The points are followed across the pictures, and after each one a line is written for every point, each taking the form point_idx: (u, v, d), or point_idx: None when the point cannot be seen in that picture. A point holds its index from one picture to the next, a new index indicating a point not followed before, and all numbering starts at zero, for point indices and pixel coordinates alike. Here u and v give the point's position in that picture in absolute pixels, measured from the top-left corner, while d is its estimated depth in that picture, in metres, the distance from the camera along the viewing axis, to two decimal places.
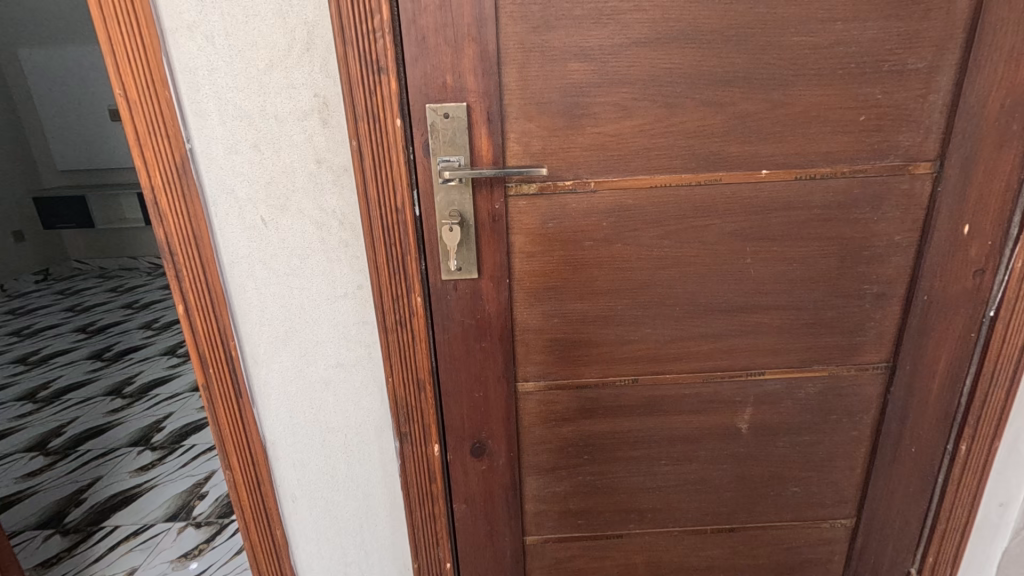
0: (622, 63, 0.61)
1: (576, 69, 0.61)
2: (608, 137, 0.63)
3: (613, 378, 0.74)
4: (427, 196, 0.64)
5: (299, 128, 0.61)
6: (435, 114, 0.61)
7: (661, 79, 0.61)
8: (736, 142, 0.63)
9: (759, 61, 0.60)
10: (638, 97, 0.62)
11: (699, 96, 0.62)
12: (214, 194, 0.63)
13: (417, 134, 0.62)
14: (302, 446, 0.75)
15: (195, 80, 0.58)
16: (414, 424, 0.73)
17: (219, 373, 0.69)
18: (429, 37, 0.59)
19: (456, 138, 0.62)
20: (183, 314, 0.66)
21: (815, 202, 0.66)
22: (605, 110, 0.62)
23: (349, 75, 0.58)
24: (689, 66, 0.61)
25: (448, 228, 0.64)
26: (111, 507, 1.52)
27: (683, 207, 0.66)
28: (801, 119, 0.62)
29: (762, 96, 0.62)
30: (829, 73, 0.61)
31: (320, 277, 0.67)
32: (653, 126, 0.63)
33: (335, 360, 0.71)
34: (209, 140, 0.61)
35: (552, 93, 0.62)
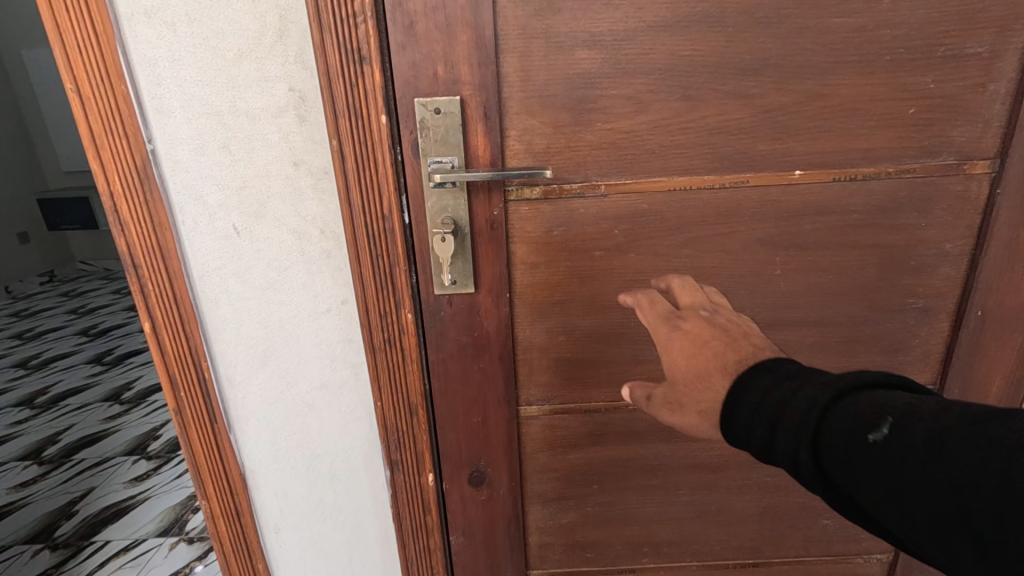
0: (636, 50, 0.54)
1: (584, 57, 0.54)
2: (620, 134, 0.56)
3: (626, 401, 0.67)
4: (418, 201, 0.58)
5: (274, 126, 0.54)
6: (424, 109, 0.55)
7: (681, 68, 0.54)
8: (765, 139, 0.56)
9: (793, 45, 0.53)
10: (654, 88, 0.55)
11: (724, 87, 0.54)
12: (181, 201, 0.56)
13: (406, 132, 0.55)
14: (285, 476, 0.69)
15: (156, 73, 0.52)
16: (406, 450, 0.67)
17: (192, 396, 0.63)
18: (417, 22, 0.53)
19: (449, 136, 0.55)
20: (150, 332, 0.60)
21: (855, 206, 0.58)
22: (616, 104, 0.55)
23: (327, 66, 0.52)
24: (713, 52, 0.53)
25: (438, 237, 0.57)
26: (102, 521, 1.48)
27: (705, 212, 0.58)
28: (840, 112, 0.55)
29: (796, 86, 0.54)
30: (873, 59, 0.53)
31: (301, 291, 0.61)
32: (671, 121, 0.56)
33: (319, 382, 0.65)
34: (173, 140, 0.54)
35: (557, 84, 0.55)
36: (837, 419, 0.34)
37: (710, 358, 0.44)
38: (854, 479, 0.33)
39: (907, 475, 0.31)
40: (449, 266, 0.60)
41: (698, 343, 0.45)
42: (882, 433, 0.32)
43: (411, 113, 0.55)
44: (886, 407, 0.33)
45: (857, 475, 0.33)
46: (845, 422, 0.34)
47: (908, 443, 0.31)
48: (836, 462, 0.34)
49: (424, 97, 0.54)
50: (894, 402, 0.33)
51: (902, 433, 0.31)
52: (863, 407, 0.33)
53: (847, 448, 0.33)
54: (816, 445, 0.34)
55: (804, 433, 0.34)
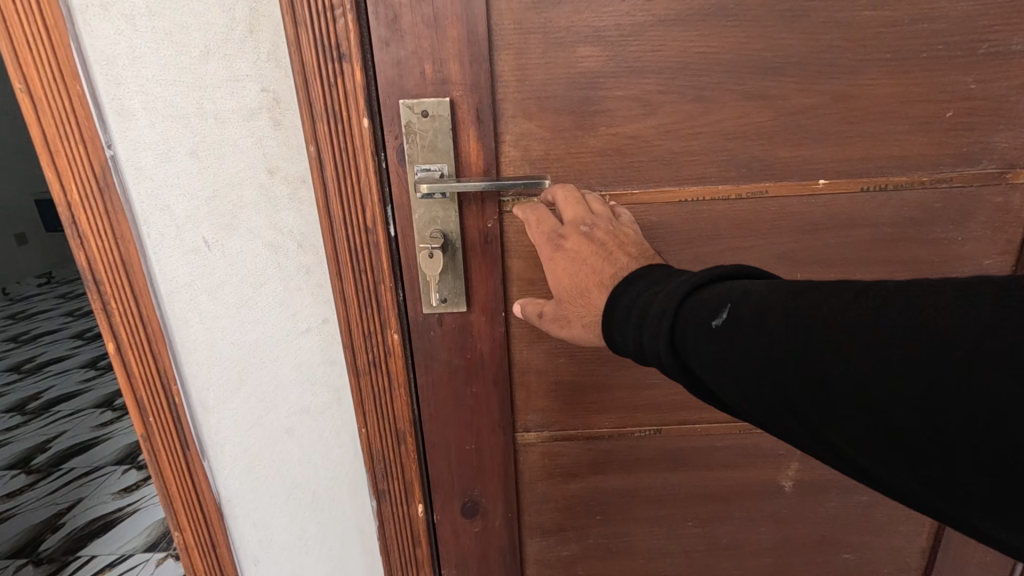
0: (644, 47, 0.48)
1: (587, 55, 0.49)
2: (627, 139, 0.51)
3: (631, 427, 0.62)
4: (404, 213, 0.53)
5: (245, 130, 0.50)
6: (410, 112, 0.50)
7: (694, 66, 0.49)
8: (787, 146, 0.51)
9: (818, 42, 0.48)
10: (664, 89, 0.50)
11: (741, 88, 0.49)
12: (146, 212, 0.51)
13: (391, 136, 0.51)
14: (264, 506, 0.64)
15: (115, 72, 0.47)
16: (393, 480, 0.62)
17: (161, 423, 0.58)
18: (401, 15, 0.48)
19: (438, 142, 0.50)
20: (114, 354, 0.55)
21: (885, 219, 0.53)
22: (622, 106, 0.50)
23: (302, 63, 0.46)
24: (729, 48, 0.48)
25: (426, 254, 0.52)
26: (89, 534, 1.43)
27: (720, 225, 0.53)
28: (870, 115, 0.50)
29: (821, 87, 0.49)
30: (907, 57, 0.48)
31: (278, 309, 0.56)
32: (683, 125, 0.50)
33: (299, 406, 0.60)
34: (135, 146, 0.49)
35: (557, 84, 0.50)
36: (690, 314, 0.34)
37: (587, 274, 0.43)
38: (712, 368, 0.33)
39: (749, 355, 0.32)
40: (439, 282, 0.55)
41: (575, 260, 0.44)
42: (725, 317, 0.33)
43: (395, 116, 0.50)
44: (726, 294, 0.34)
45: (712, 364, 0.33)
46: (692, 314, 0.34)
47: (743, 321, 0.32)
48: (692, 355, 0.34)
49: (411, 98, 0.50)
50: (733, 289, 0.34)
51: (738, 315, 0.32)
52: (705, 297, 0.35)
53: (699, 340, 0.34)
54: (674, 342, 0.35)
55: (662, 329, 0.35)
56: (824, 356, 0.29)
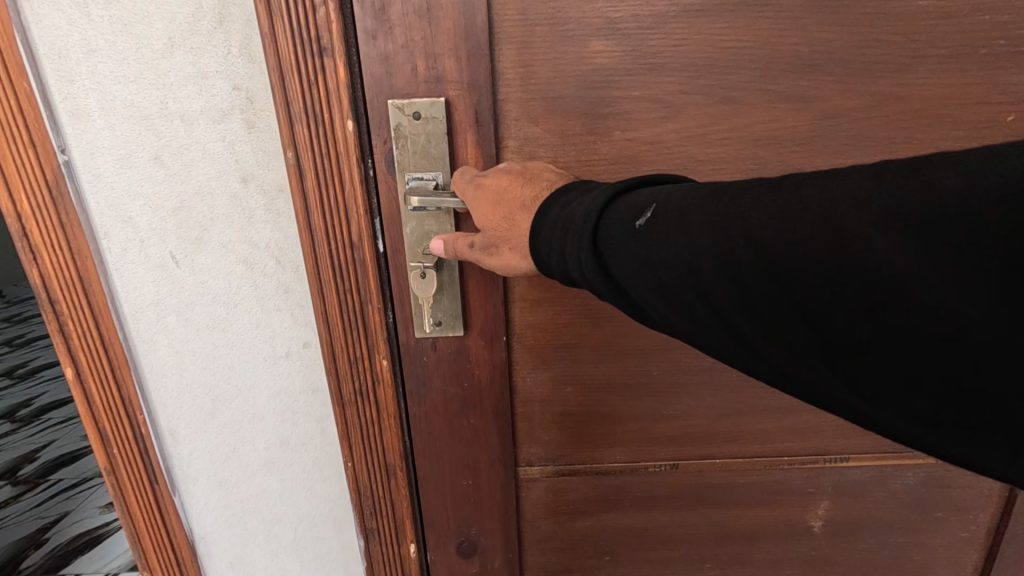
0: (664, 41, 0.43)
1: (599, 50, 0.43)
2: (644, 145, 0.46)
3: (644, 463, 0.57)
4: (394, 227, 0.47)
5: (214, 134, 0.44)
6: (400, 114, 0.44)
7: (722, 64, 0.43)
8: (824, 155, 0.45)
9: (862, 36, 0.42)
10: (687, 88, 0.44)
11: (775, 88, 0.44)
12: (106, 224, 0.46)
13: (378, 141, 0.45)
14: (241, 544, 0.58)
15: (68, 67, 0.41)
16: (383, 518, 0.56)
17: (127, 455, 0.52)
18: (389, 3, 0.42)
19: (432, 148, 0.45)
20: (72, 380, 0.49)
21: None
22: (639, 108, 0.45)
23: (277, 58, 0.41)
24: (763, 42, 0.43)
25: (418, 274, 0.47)
26: (74, 551, 1.39)
27: None
28: (919, 119, 0.44)
29: (865, 86, 0.44)
30: (964, 54, 0.43)
31: (254, 331, 0.51)
32: (708, 130, 0.45)
33: (277, 436, 0.55)
34: (93, 150, 0.44)
35: (565, 83, 0.44)
36: (614, 218, 0.34)
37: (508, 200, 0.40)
38: (637, 272, 0.32)
39: (672, 252, 0.31)
40: (432, 305, 0.49)
41: (496, 189, 0.41)
42: (648, 216, 0.32)
43: (383, 118, 0.45)
44: (649, 202, 0.33)
45: (637, 271, 0.32)
46: (616, 221, 0.33)
47: (663, 220, 0.32)
48: (616, 261, 0.33)
49: (402, 98, 0.44)
50: (654, 194, 0.34)
51: (660, 214, 0.32)
52: (628, 205, 0.34)
53: (626, 247, 0.32)
54: (598, 249, 0.33)
55: (586, 234, 0.34)
56: (736, 246, 0.29)
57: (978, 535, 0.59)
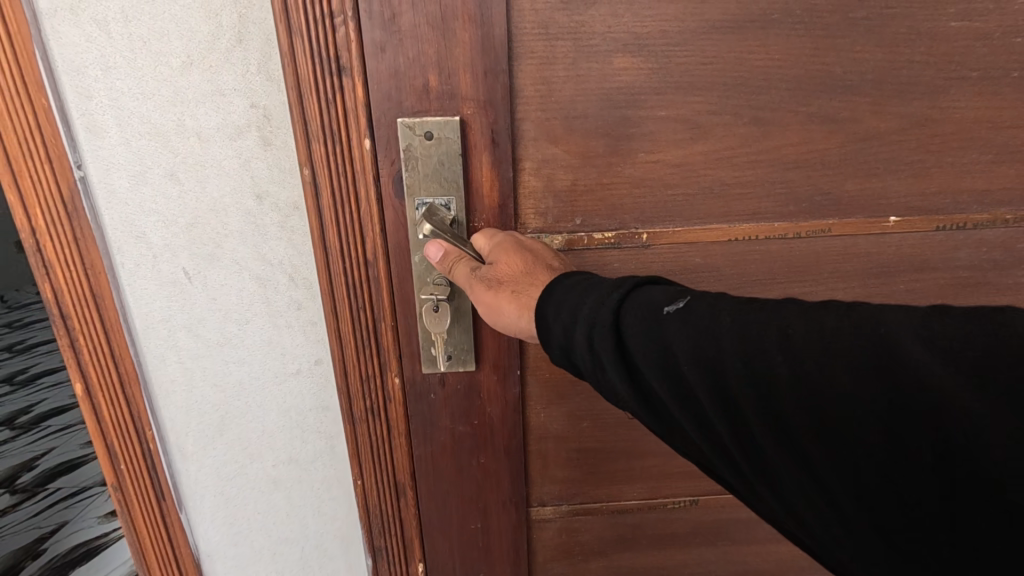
0: (692, 59, 0.45)
1: (624, 66, 0.45)
2: (671, 168, 0.48)
3: (661, 501, 0.60)
4: (401, 253, 0.47)
5: (230, 150, 0.44)
6: (410, 133, 0.44)
7: (753, 83, 0.46)
8: (855, 177, 0.50)
9: (898, 57, 0.47)
10: (715, 109, 0.47)
11: (807, 108, 0.47)
12: (119, 240, 0.46)
13: (384, 164, 0.44)
14: (246, 562, 0.57)
15: (86, 84, 0.42)
16: (392, 536, 0.56)
17: (134, 472, 0.51)
18: (400, 12, 0.41)
19: (445, 170, 0.45)
20: (81, 395, 0.49)
21: (963, 261, 0.54)
22: (665, 127, 0.47)
23: (296, 76, 0.41)
24: (795, 62, 0.46)
25: (430, 307, 0.47)
26: (71, 561, 1.37)
27: (775, 264, 0.53)
28: (951, 144, 0.50)
29: (898, 108, 0.48)
30: (997, 77, 0.48)
31: (264, 350, 0.50)
32: (731, 153, 0.48)
33: (285, 455, 0.54)
34: (108, 167, 0.44)
35: (588, 102, 0.46)
36: (642, 303, 0.35)
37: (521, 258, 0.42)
38: (655, 358, 0.33)
39: (695, 344, 0.31)
40: (445, 337, 0.49)
41: (515, 246, 0.43)
42: (679, 305, 0.33)
43: (390, 135, 0.44)
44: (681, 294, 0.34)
45: (649, 356, 0.33)
46: (638, 308, 0.34)
47: (693, 313, 0.33)
48: (635, 344, 0.34)
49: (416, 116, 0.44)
50: (686, 289, 0.35)
51: (693, 307, 0.33)
52: (654, 294, 0.35)
53: (643, 332, 0.33)
54: (619, 330, 0.34)
55: (608, 315, 0.35)
56: (766, 347, 0.30)
57: None
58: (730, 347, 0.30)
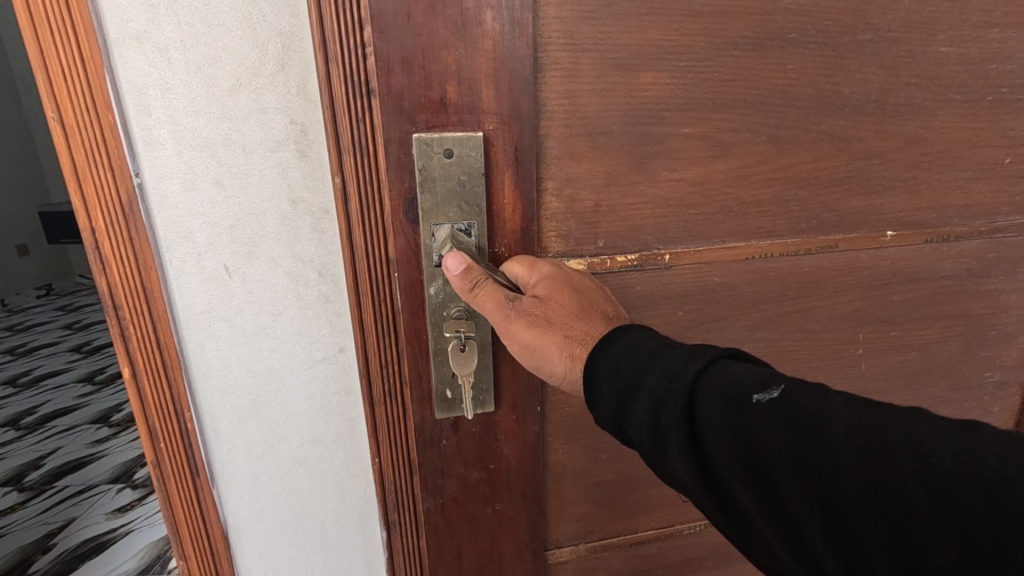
0: (714, 76, 0.55)
1: (649, 80, 0.53)
2: (693, 186, 0.58)
3: (675, 523, 0.73)
4: (410, 268, 0.52)
5: (270, 161, 0.50)
6: (427, 149, 0.48)
7: (770, 101, 0.57)
8: (858, 196, 0.65)
9: (898, 79, 0.61)
10: (736, 126, 0.57)
11: (819, 126, 0.60)
12: (168, 239, 0.51)
13: (395, 180, 0.49)
14: (271, 536, 0.63)
15: (146, 103, 0.48)
16: (404, 510, 0.61)
17: (172, 448, 0.57)
18: (415, 15, 0.46)
19: (467, 188, 0.50)
20: (128, 376, 0.55)
21: (946, 267, 0.72)
22: (690, 144, 0.56)
23: (333, 99, 0.48)
24: (809, 81, 0.58)
25: (459, 346, 0.53)
26: (80, 556, 1.41)
27: (781, 276, 0.65)
28: (937, 163, 0.66)
29: (900, 126, 0.63)
30: (978, 98, 0.65)
31: (294, 340, 0.56)
32: (742, 170, 0.59)
33: (312, 435, 0.60)
34: (163, 175, 0.50)
35: (612, 119, 0.53)
36: (721, 383, 0.38)
37: (566, 298, 0.48)
38: (728, 437, 0.36)
39: (776, 426, 0.35)
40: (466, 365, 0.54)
41: (566, 288, 0.49)
42: (766, 394, 0.36)
43: (406, 149, 0.49)
44: (769, 376, 0.38)
45: (737, 438, 0.36)
46: (723, 385, 0.38)
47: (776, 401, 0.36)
48: (711, 420, 0.37)
49: (434, 133, 0.48)
50: (769, 373, 0.38)
51: (776, 394, 0.36)
52: (739, 372, 0.38)
53: (733, 414, 0.36)
54: (693, 406, 0.38)
55: (682, 390, 0.39)
56: (854, 442, 0.33)
57: None
58: (841, 441, 0.33)
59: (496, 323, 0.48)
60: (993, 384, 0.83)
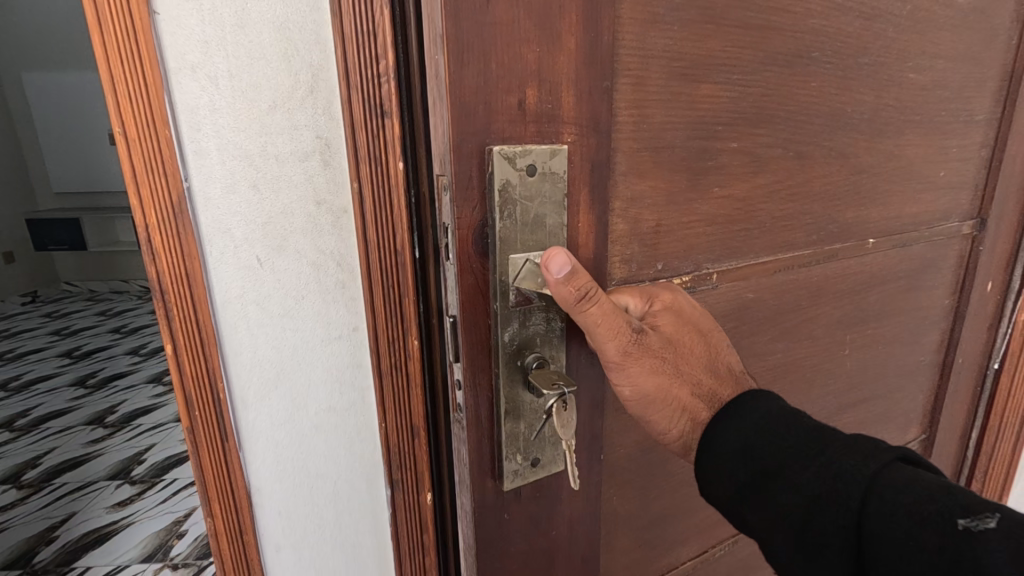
0: (755, 90, 0.61)
1: (707, 90, 0.57)
2: (736, 201, 0.64)
3: (706, 545, 0.83)
4: (478, 313, 0.50)
5: (300, 169, 0.61)
6: (507, 163, 0.46)
7: (797, 117, 0.65)
8: (851, 209, 0.76)
9: (880, 102, 0.73)
10: (770, 141, 0.64)
11: (828, 143, 0.70)
12: (210, 233, 0.61)
13: (465, 212, 0.46)
14: (289, 495, 0.72)
15: (196, 120, 0.57)
16: (406, 471, 0.71)
17: (205, 417, 0.66)
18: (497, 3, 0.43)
19: (543, 201, 0.49)
20: (171, 352, 0.63)
21: (900, 266, 0.85)
22: (736, 159, 0.62)
23: (353, 119, 0.58)
24: (824, 97, 0.67)
25: (561, 405, 0.49)
26: (83, 546, 1.47)
27: (793, 285, 0.74)
28: (899, 176, 0.79)
29: (878, 144, 0.75)
30: (927, 119, 0.79)
31: (315, 320, 0.66)
32: (771, 185, 0.67)
33: (327, 403, 0.70)
34: (207, 178, 0.59)
35: (676, 131, 0.56)
36: (893, 481, 0.46)
37: (688, 340, 0.55)
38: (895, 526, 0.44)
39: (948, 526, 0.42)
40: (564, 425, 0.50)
41: (682, 330, 0.55)
42: (952, 504, 0.43)
43: (482, 164, 0.46)
44: (961, 496, 0.44)
45: (916, 544, 0.43)
46: (904, 489, 0.45)
47: (953, 506, 0.43)
48: (875, 510, 0.46)
49: (515, 146, 0.46)
50: (950, 485, 0.45)
51: (957, 503, 0.43)
52: (921, 478, 0.46)
53: (909, 523, 0.44)
54: (861, 493, 0.47)
55: (851, 476, 0.47)
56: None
57: (914, 424, 1.00)
58: None
59: (615, 347, 0.51)
60: (925, 367, 0.96)
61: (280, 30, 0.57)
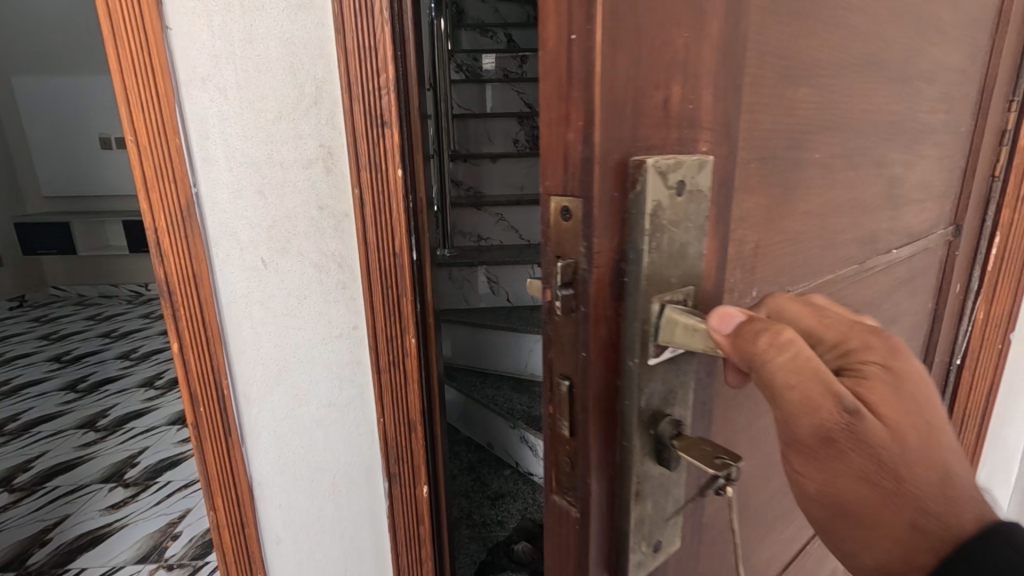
0: (855, 84, 0.47)
1: (818, 88, 0.42)
2: (828, 221, 0.50)
3: None
4: (606, 371, 0.32)
5: (303, 175, 0.64)
6: (661, 182, 0.30)
7: (881, 120, 0.54)
8: (902, 224, 0.68)
9: (928, 106, 0.65)
10: (857, 150, 0.51)
11: (897, 152, 0.60)
12: (216, 236, 0.64)
13: (605, 243, 0.29)
14: (290, 488, 0.74)
15: (205, 128, 0.61)
16: (404, 464, 0.74)
17: (209, 413, 0.68)
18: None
19: (689, 232, 0.33)
20: (177, 350, 0.66)
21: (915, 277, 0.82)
22: (834, 173, 0.48)
23: (354, 128, 0.62)
24: (899, 96, 0.56)
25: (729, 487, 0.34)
26: (78, 548, 1.48)
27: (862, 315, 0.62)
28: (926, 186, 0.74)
29: (922, 152, 0.68)
30: (948, 127, 0.75)
31: (316, 319, 0.69)
32: (857, 200, 0.54)
33: (327, 400, 0.72)
34: (215, 184, 0.63)
35: (790, 139, 0.41)
36: None
37: (923, 410, 0.30)
38: None
39: None
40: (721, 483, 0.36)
41: (910, 391, 0.30)
42: None
43: (625, 178, 0.29)
44: None
45: None
46: None
47: None
48: None
49: (666, 157, 0.31)
50: None
51: None
52: None
53: None
54: None
55: None
56: None
57: None
58: None
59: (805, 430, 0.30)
60: None
61: (286, 45, 0.60)
